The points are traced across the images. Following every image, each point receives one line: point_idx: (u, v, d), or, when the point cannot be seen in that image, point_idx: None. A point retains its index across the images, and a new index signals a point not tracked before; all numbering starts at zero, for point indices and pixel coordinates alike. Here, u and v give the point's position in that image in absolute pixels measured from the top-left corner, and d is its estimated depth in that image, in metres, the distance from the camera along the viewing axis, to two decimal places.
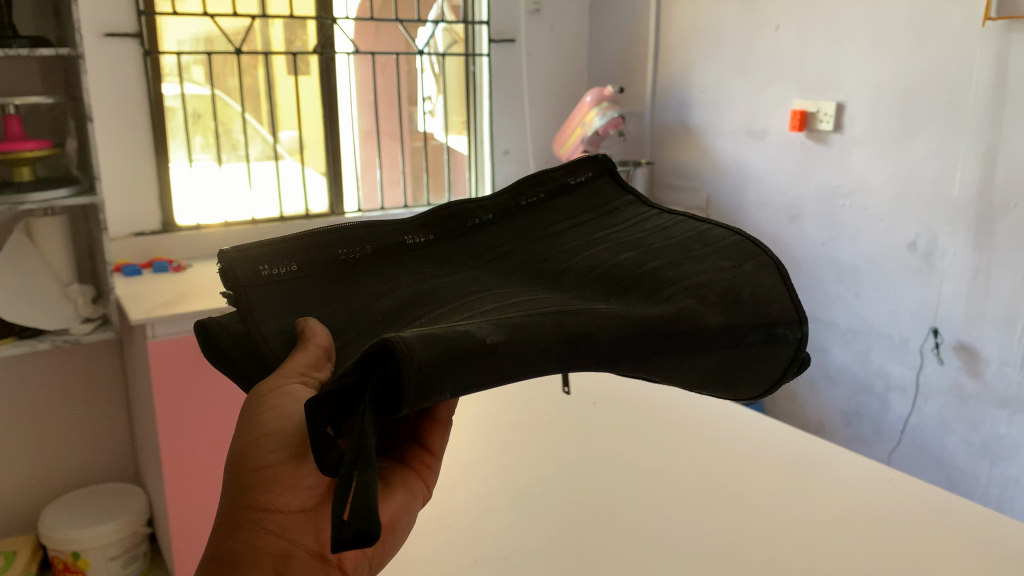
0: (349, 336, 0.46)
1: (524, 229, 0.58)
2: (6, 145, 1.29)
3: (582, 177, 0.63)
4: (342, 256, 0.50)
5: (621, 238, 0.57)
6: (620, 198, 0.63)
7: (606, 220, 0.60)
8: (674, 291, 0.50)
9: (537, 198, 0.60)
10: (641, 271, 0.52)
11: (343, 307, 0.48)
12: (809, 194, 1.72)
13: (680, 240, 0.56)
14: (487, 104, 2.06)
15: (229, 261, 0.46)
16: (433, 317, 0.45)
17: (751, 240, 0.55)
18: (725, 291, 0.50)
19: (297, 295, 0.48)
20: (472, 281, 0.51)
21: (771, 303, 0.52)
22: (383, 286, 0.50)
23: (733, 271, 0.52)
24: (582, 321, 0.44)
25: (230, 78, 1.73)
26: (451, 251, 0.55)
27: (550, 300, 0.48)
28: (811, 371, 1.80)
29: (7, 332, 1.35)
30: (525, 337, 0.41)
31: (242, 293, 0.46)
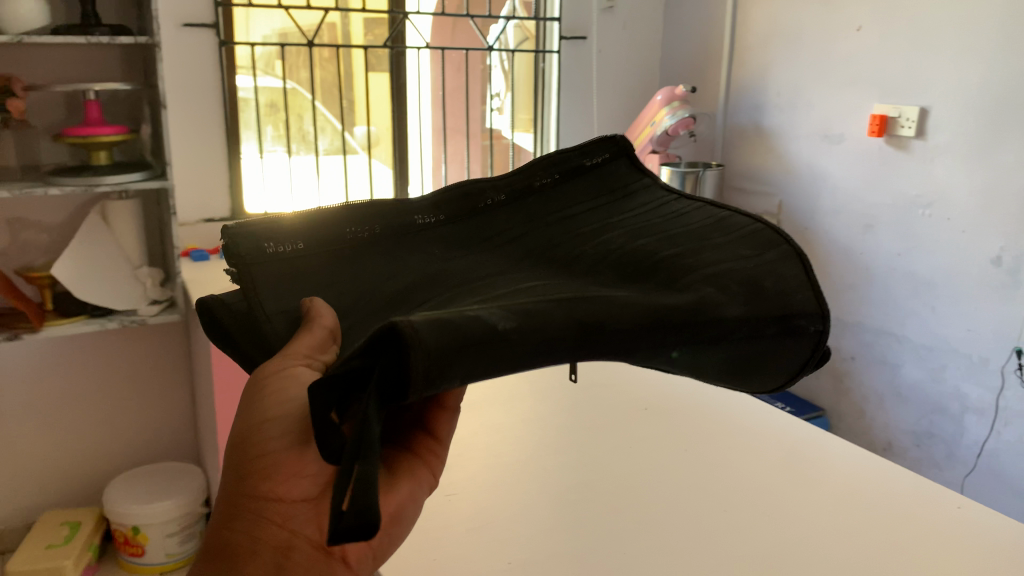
0: (352, 319, 0.47)
1: (537, 212, 0.59)
2: (84, 129, 1.35)
3: (598, 160, 0.64)
4: (348, 235, 0.51)
5: (637, 224, 0.57)
6: (637, 181, 0.63)
7: (621, 204, 0.60)
8: (694, 279, 0.50)
9: (552, 180, 0.61)
10: (659, 258, 0.52)
11: (348, 288, 0.49)
12: (885, 202, 1.64)
13: (698, 228, 0.56)
14: (555, 102, 2.05)
15: (234, 238, 0.48)
16: (440, 302, 0.46)
17: (774, 230, 0.55)
18: (746, 280, 0.50)
19: (301, 273, 0.49)
20: (484, 264, 0.53)
21: (793, 295, 0.51)
22: (394, 267, 0.51)
23: (756, 261, 0.52)
24: (594, 309, 0.43)
25: (301, 70, 1.75)
26: (463, 231, 0.56)
27: (560, 284, 0.49)
28: (880, 388, 1.71)
29: (79, 310, 1.41)
30: (535, 323, 0.40)
31: (246, 271, 0.47)
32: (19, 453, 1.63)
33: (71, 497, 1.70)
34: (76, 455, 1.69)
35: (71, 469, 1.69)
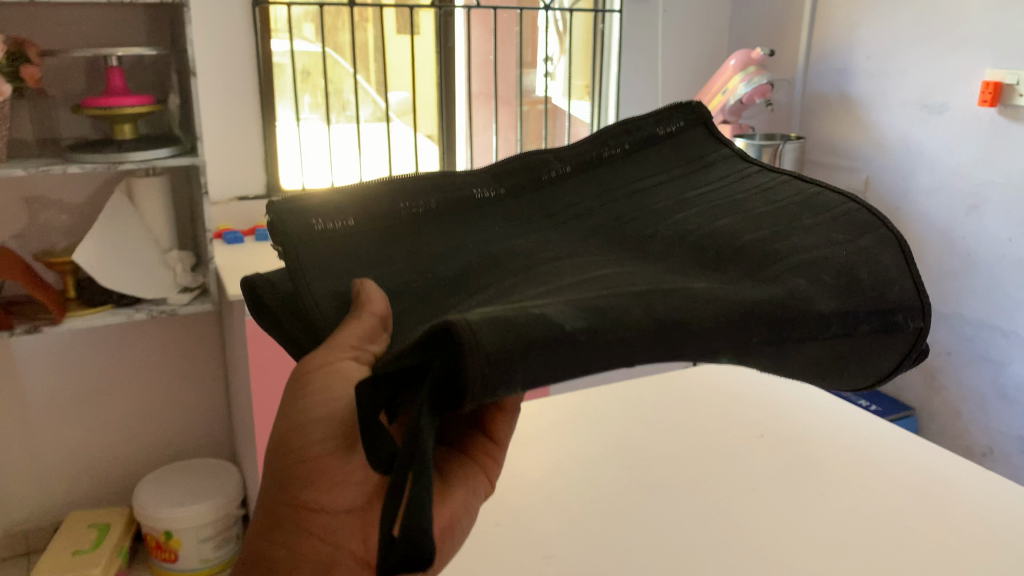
0: (405, 302, 0.42)
1: (606, 186, 0.54)
2: (107, 100, 1.25)
3: (672, 127, 0.59)
4: (403, 210, 0.47)
5: (716, 199, 0.53)
6: (715, 151, 0.59)
7: (699, 176, 0.56)
8: (781, 269, 0.45)
9: (621, 149, 0.57)
10: (742, 242, 0.48)
11: (402, 268, 0.44)
12: (996, 181, 1.42)
13: (784, 205, 0.52)
14: (616, 65, 1.91)
15: (282, 215, 0.43)
16: (500, 289, 0.42)
17: (869, 211, 0.51)
18: (840, 269, 0.46)
19: (351, 252, 0.44)
20: (549, 241, 0.48)
21: (891, 285, 0.47)
22: (450, 246, 0.46)
23: (849, 246, 0.48)
24: (674, 305, 0.39)
25: (341, 33, 1.62)
26: (525, 206, 0.51)
27: (634, 269, 0.44)
28: (982, 388, 1.50)
29: (105, 298, 1.32)
30: (608, 322, 0.35)
31: (293, 248, 0.43)
32: (45, 450, 1.55)
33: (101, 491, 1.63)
34: (110, 445, 1.62)
35: (103, 465, 1.62)
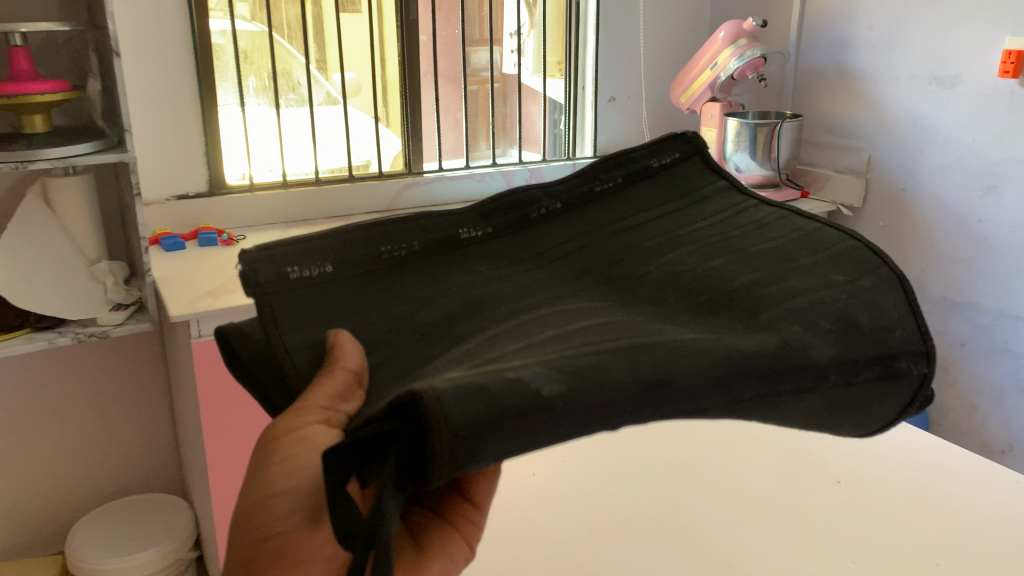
0: (384, 354, 0.41)
1: (596, 223, 0.53)
2: (9, 86, 1.01)
3: (667, 158, 0.58)
4: (384, 254, 0.45)
5: (710, 237, 0.52)
6: (711, 183, 0.57)
7: (693, 211, 0.54)
8: (773, 316, 0.44)
9: (614, 182, 0.55)
10: (734, 287, 0.46)
11: (383, 316, 0.43)
12: (1015, 157, 1.34)
13: (780, 244, 0.50)
14: (595, 41, 1.66)
15: (251, 263, 0.41)
16: (479, 342, 0.40)
17: (869, 249, 0.49)
18: (838, 315, 0.44)
19: (329, 301, 0.42)
20: (534, 284, 0.47)
21: (893, 330, 0.45)
22: (431, 293, 0.45)
23: (848, 287, 0.46)
24: (659, 363, 0.37)
25: (286, 9, 1.38)
26: (512, 246, 0.50)
27: (622, 318, 0.42)
28: (1001, 382, 1.43)
29: (19, 322, 1.08)
30: (587, 385, 0.34)
31: (266, 300, 0.40)
32: None
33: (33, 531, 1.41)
34: (45, 483, 1.40)
35: (41, 513, 1.41)
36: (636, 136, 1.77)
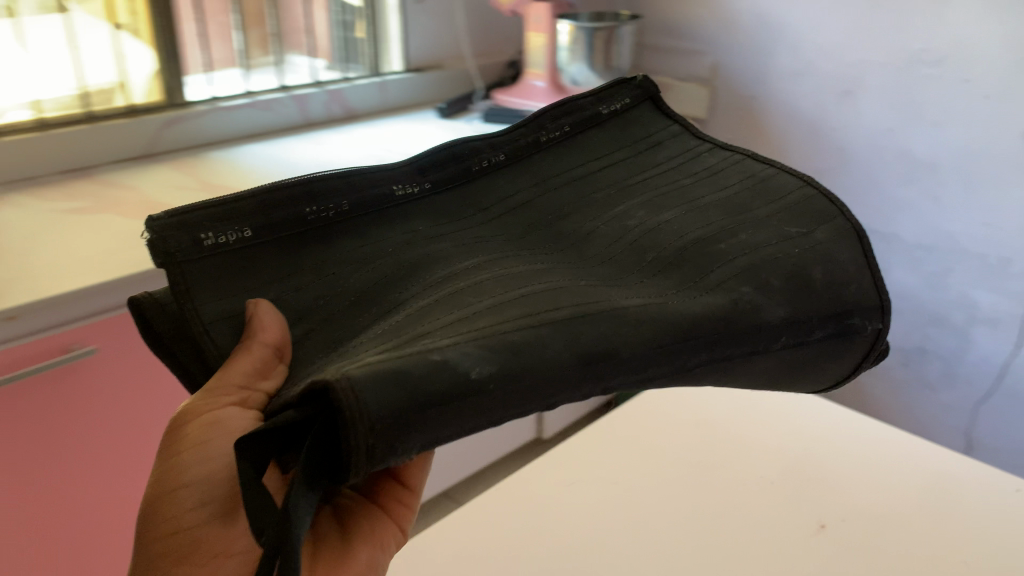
0: (311, 325, 0.39)
1: (543, 174, 0.49)
2: None
3: (618, 104, 0.55)
4: (309, 217, 0.41)
5: (664, 186, 0.49)
6: (665, 128, 0.55)
7: (645, 160, 0.52)
8: (723, 276, 0.41)
9: (563, 131, 0.52)
10: (685, 242, 0.44)
11: (312, 283, 0.40)
12: (877, 59, 1.08)
13: (734, 193, 0.48)
14: None
15: (161, 231, 0.38)
16: (411, 312, 0.38)
17: (827, 198, 0.47)
18: (790, 272, 0.42)
19: (250, 268, 0.39)
20: (475, 242, 0.44)
21: (848, 286, 0.43)
22: (365, 253, 0.42)
23: (804, 240, 0.44)
24: (600, 333, 0.34)
25: None
26: (452, 202, 0.46)
27: (568, 280, 0.40)
28: None
29: None
30: (521, 361, 0.32)
31: (178, 270, 0.37)
32: None
33: None
34: None
35: None
36: (450, 49, 1.31)
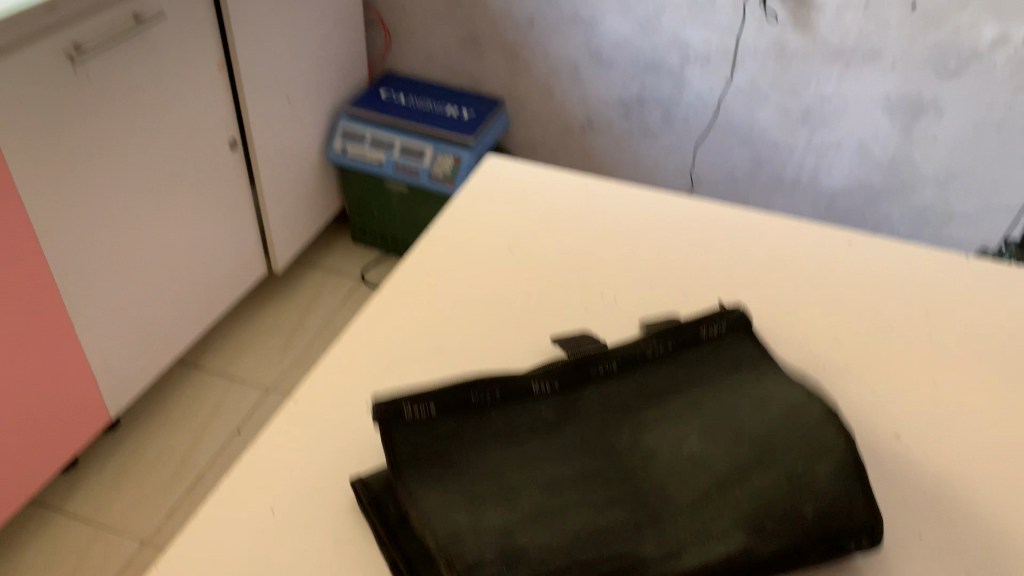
0: (464, 448, 0.71)
1: (588, 423, 0.74)
2: None
3: (657, 348, 0.82)
4: (474, 400, 0.74)
5: (694, 397, 0.76)
6: (749, 350, 0.82)
7: (659, 411, 0.76)
8: (648, 530, 0.65)
9: (665, 347, 0.82)
10: (636, 510, 0.66)
11: (482, 426, 0.73)
12: None
13: (706, 441, 0.71)
14: None
15: (386, 414, 0.72)
16: (510, 494, 0.66)
17: (776, 433, 0.71)
18: (693, 525, 0.66)
19: (442, 426, 0.72)
20: (561, 435, 0.72)
21: (738, 519, 0.66)
22: (507, 428, 0.73)
23: (728, 491, 0.68)
24: (587, 552, 0.63)
25: None
26: (540, 421, 0.74)
27: (584, 518, 0.65)
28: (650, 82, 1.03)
29: None
30: (541, 554, 0.62)
31: (388, 437, 0.71)
32: None
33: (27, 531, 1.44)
34: None
35: None
36: None
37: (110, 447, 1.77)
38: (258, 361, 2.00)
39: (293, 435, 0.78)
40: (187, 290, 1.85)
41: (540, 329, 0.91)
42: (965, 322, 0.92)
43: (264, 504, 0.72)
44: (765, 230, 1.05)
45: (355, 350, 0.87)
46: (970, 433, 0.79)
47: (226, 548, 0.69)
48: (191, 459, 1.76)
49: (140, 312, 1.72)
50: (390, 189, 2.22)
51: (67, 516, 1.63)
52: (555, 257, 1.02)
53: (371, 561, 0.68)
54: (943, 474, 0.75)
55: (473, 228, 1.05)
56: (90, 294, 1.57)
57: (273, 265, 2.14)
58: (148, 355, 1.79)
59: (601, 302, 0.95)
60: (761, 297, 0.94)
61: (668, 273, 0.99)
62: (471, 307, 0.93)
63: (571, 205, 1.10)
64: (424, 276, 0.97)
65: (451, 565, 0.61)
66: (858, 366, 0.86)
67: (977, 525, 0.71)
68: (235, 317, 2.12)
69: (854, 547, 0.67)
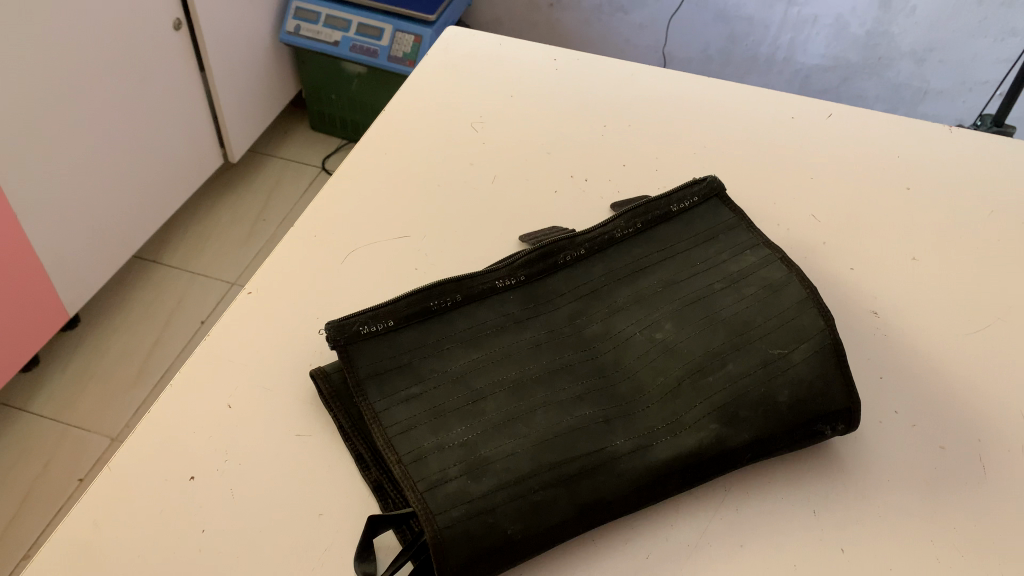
0: (420, 354, 0.66)
1: (552, 324, 0.70)
2: None
3: (624, 232, 0.77)
4: (433, 306, 0.69)
5: (667, 281, 0.72)
6: (725, 220, 0.77)
7: (628, 303, 0.71)
8: (620, 435, 0.63)
9: (635, 228, 0.77)
10: (604, 414, 0.64)
11: (437, 331, 0.68)
12: None
13: (674, 336, 0.68)
14: None
15: (338, 327, 0.66)
16: (469, 405, 0.63)
17: (745, 325, 0.67)
18: (666, 426, 0.63)
19: (397, 336, 0.67)
20: (528, 332, 0.69)
21: (714, 417, 0.63)
22: (469, 331, 0.68)
23: (701, 386, 0.65)
24: (557, 459, 0.60)
25: None
26: (499, 321, 0.69)
27: (548, 425, 0.62)
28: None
29: None
30: (508, 468, 0.59)
31: (345, 350, 0.66)
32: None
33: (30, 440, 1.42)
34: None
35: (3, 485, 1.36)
36: None
37: (73, 340, 1.59)
38: (225, 245, 1.80)
39: (247, 326, 0.74)
40: (164, 172, 1.63)
41: (508, 215, 0.86)
42: (951, 201, 0.88)
43: (219, 399, 0.68)
44: (744, 107, 0.99)
45: (311, 238, 0.81)
46: (947, 308, 0.77)
47: (190, 450, 0.65)
48: (158, 352, 1.57)
49: (91, 218, 1.45)
50: (348, 71, 1.86)
51: (29, 414, 1.47)
52: (522, 135, 0.96)
53: (337, 453, 0.66)
54: (920, 350, 0.74)
55: (434, 108, 0.98)
56: (56, 181, 1.34)
57: (228, 154, 1.83)
58: (107, 247, 1.53)
59: (579, 189, 0.89)
60: (742, 179, 0.90)
61: (643, 154, 0.93)
62: (434, 191, 0.88)
63: (541, 82, 1.03)
64: (383, 159, 0.91)
65: (414, 480, 0.58)
66: (836, 246, 0.83)
67: (957, 404, 0.70)
68: (201, 196, 1.91)
69: (829, 432, 0.65)
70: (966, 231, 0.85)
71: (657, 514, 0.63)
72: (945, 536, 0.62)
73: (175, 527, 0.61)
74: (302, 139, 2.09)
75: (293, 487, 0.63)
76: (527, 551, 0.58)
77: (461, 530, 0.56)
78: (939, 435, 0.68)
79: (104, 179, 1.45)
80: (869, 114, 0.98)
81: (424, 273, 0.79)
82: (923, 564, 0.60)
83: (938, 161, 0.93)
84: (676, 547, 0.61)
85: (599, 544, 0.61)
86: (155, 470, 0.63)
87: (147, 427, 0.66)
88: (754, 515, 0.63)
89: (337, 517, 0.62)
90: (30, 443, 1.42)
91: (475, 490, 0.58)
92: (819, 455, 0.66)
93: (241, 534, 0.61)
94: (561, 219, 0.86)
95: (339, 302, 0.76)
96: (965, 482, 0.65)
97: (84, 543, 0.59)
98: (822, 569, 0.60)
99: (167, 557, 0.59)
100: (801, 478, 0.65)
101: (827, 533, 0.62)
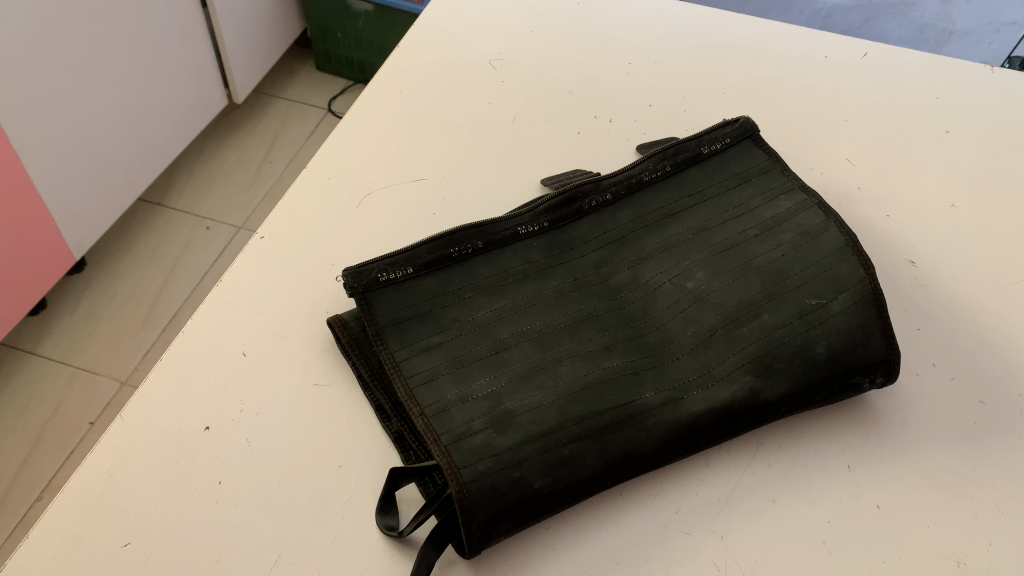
0: (440, 305, 0.64)
1: (578, 274, 0.67)
2: None
3: (652, 177, 0.73)
4: (453, 253, 0.66)
5: (697, 228, 0.70)
6: (758, 163, 0.74)
7: (657, 252, 0.68)
8: (649, 388, 0.60)
9: (663, 171, 0.73)
10: (633, 368, 0.61)
11: (457, 280, 0.65)
12: None
13: (706, 288, 0.65)
14: None
15: (356, 275, 0.63)
16: (493, 359, 0.61)
17: (780, 278, 0.65)
18: (698, 378, 0.61)
19: (416, 285, 0.64)
20: (553, 279, 0.66)
21: (747, 371, 0.61)
22: (492, 279, 0.66)
23: (735, 340, 0.62)
24: (584, 412, 0.58)
25: None
26: (523, 271, 0.67)
27: (576, 378, 0.60)
28: None
29: None
30: (537, 422, 0.57)
31: (363, 299, 0.63)
32: None
33: (45, 384, 1.41)
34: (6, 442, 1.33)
35: (18, 430, 1.35)
36: None
37: (78, 284, 1.56)
38: (231, 188, 1.76)
39: (260, 271, 0.71)
40: (167, 113, 1.58)
41: (530, 157, 0.83)
42: (990, 152, 0.84)
43: (233, 346, 0.66)
44: (774, 45, 0.95)
45: (325, 179, 0.78)
46: (985, 257, 0.74)
47: (204, 399, 0.63)
48: (166, 297, 1.56)
49: (94, 158, 1.41)
50: (354, 9, 1.78)
51: (39, 356, 1.45)
52: (542, 73, 0.92)
53: (357, 404, 0.64)
54: (957, 300, 0.71)
55: (451, 43, 0.94)
56: (56, 117, 1.29)
57: (232, 95, 1.79)
58: (111, 189, 1.50)
59: (604, 130, 0.86)
60: (772, 122, 0.86)
61: (669, 95, 0.89)
62: (452, 131, 0.84)
63: (562, 16, 0.98)
64: (398, 97, 0.87)
65: (438, 433, 0.56)
66: (871, 192, 0.79)
67: (994, 358, 0.67)
68: (205, 137, 1.86)
69: (867, 385, 0.63)
70: (1006, 181, 0.81)
71: (688, 468, 0.61)
72: (987, 494, 0.60)
73: (191, 476, 0.59)
74: (307, 80, 2.03)
75: (310, 438, 0.61)
76: (555, 505, 0.56)
77: (488, 484, 0.54)
78: (977, 388, 0.66)
79: (108, 117, 1.41)
80: (904, 53, 0.94)
81: (443, 218, 0.76)
82: (961, 522, 0.58)
83: (976, 106, 0.89)
84: (708, 502, 0.59)
85: (628, 497, 0.59)
86: (170, 419, 0.62)
87: (162, 375, 0.64)
88: (786, 470, 0.61)
89: (358, 469, 0.60)
90: (41, 387, 1.41)
91: (501, 443, 0.56)
92: (852, 410, 0.64)
93: (258, 486, 0.59)
94: (584, 161, 0.83)
95: (355, 247, 0.73)
96: (1003, 438, 0.63)
97: (98, 491, 0.58)
98: (859, 527, 0.58)
99: (183, 509, 0.57)
100: (834, 432, 0.63)
101: (862, 489, 0.60)
